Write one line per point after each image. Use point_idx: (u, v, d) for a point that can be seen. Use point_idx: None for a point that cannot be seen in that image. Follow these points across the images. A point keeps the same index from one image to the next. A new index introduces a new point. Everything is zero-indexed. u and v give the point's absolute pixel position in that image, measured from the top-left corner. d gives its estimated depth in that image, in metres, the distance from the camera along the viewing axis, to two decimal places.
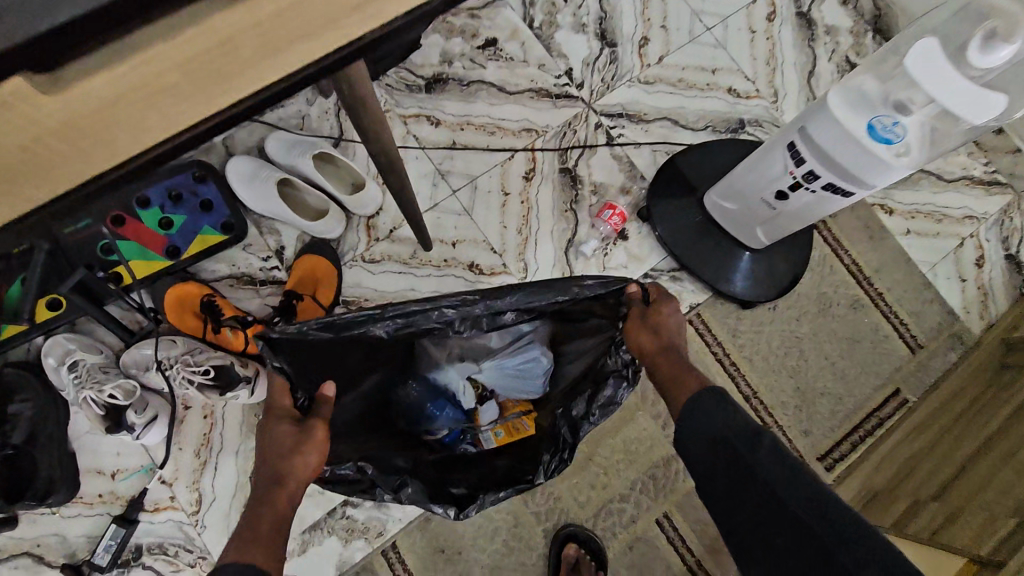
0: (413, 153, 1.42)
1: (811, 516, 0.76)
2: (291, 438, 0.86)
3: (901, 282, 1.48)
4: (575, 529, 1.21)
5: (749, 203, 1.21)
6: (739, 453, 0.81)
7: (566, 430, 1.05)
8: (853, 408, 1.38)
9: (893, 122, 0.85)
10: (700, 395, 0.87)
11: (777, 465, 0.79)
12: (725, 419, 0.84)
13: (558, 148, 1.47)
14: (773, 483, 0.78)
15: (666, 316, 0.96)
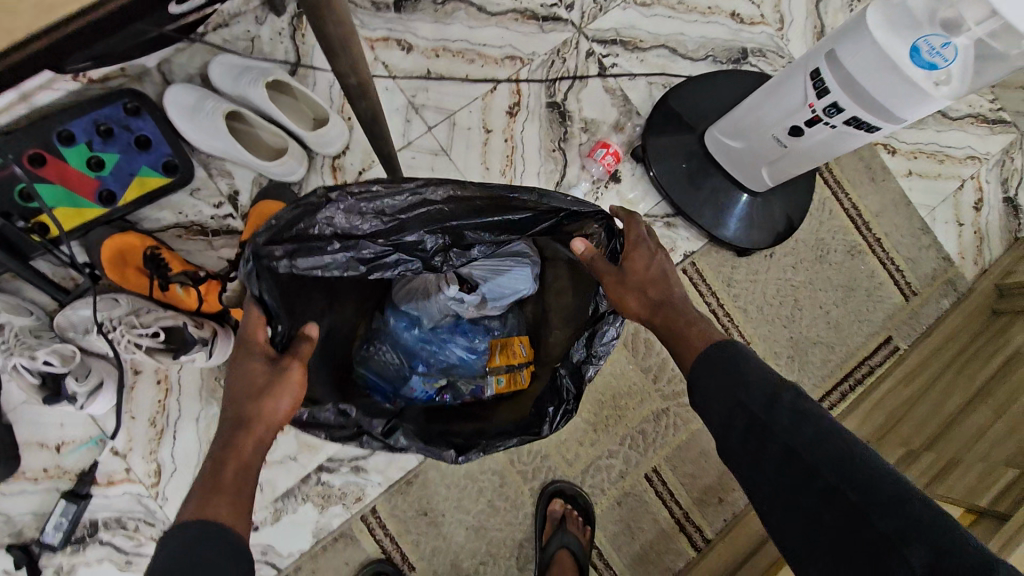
0: (383, 84, 1.25)
1: (840, 480, 0.67)
2: (261, 377, 0.74)
3: (899, 226, 1.42)
4: (562, 485, 1.18)
5: (757, 140, 1.11)
6: (755, 412, 0.73)
7: (568, 380, 0.93)
8: (845, 356, 1.35)
9: (943, 43, 0.75)
10: (707, 352, 0.78)
11: (798, 424, 0.70)
12: (738, 376, 0.75)
13: (545, 79, 1.32)
14: (796, 446, 0.70)
15: (640, 264, 0.86)
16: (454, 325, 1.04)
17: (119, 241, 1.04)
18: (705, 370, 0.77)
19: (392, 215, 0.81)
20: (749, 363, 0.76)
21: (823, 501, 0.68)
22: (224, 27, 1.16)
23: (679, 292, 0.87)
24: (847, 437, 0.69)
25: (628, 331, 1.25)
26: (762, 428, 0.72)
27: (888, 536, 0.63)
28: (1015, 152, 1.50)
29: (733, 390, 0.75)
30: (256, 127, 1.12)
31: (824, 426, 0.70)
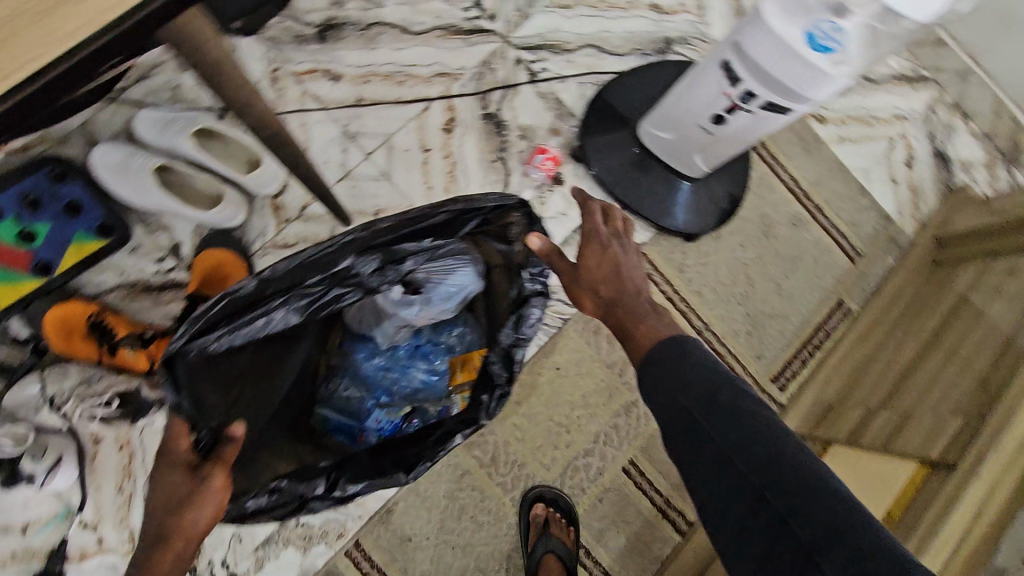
0: (314, 116, 1.24)
1: (767, 487, 0.73)
2: (183, 489, 0.72)
3: (839, 192, 1.46)
4: (542, 489, 1.20)
5: (686, 131, 1.14)
6: (695, 417, 0.79)
7: (500, 367, 0.98)
8: (802, 325, 1.39)
9: (833, 27, 0.80)
10: (654, 352, 0.84)
11: (734, 432, 0.76)
12: (682, 382, 0.81)
13: (477, 91, 1.32)
14: (731, 452, 0.76)
15: (594, 266, 0.92)
16: (411, 347, 1.06)
17: (61, 311, 1.01)
18: (653, 374, 0.83)
19: (318, 270, 0.75)
20: (693, 369, 0.80)
21: (751, 504, 0.75)
22: (143, 79, 1.14)
23: (637, 286, 0.91)
24: (781, 446, 0.74)
25: (589, 329, 1.27)
26: (702, 434, 0.78)
27: (806, 539, 0.70)
28: (937, 106, 1.56)
29: (677, 393, 0.80)
30: (190, 175, 1.10)
31: (760, 434, 0.75)
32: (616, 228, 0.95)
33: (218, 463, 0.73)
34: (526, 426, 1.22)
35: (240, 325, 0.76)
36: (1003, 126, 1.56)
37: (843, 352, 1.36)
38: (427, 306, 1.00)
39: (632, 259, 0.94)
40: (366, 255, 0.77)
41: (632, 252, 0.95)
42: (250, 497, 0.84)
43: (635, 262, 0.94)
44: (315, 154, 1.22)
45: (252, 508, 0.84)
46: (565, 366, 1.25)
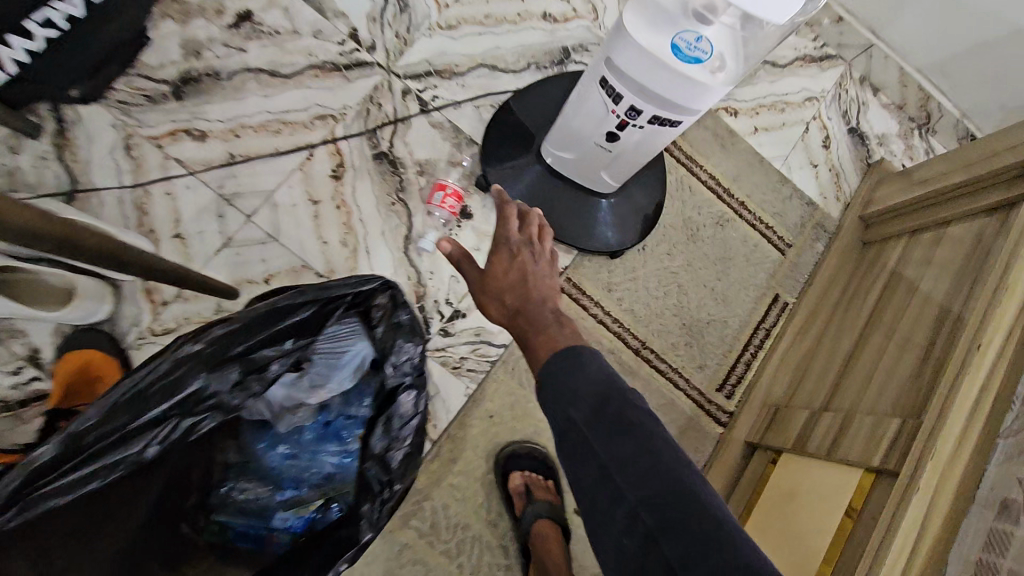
0: (182, 182, 1.12)
1: (642, 503, 0.71)
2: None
3: (759, 184, 1.42)
4: (517, 450, 1.16)
5: (585, 150, 1.07)
6: (581, 434, 0.77)
7: (372, 472, 0.88)
8: (741, 326, 1.32)
9: (696, 38, 0.75)
10: (548, 359, 0.86)
11: (617, 450, 0.74)
12: (574, 399, 0.79)
13: (365, 130, 1.22)
14: (610, 468, 0.74)
15: (501, 272, 0.99)
16: (320, 427, 0.96)
17: None
18: (553, 389, 0.82)
19: (161, 396, 0.65)
20: (586, 387, 0.79)
21: (624, 522, 0.72)
22: None
23: (546, 294, 0.97)
24: (663, 459, 0.72)
25: (519, 368, 1.18)
26: (585, 450, 0.77)
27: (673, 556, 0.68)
28: (847, 82, 1.54)
29: (567, 407, 0.79)
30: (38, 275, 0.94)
31: (644, 449, 0.73)
32: (529, 234, 1.02)
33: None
34: (465, 485, 1.12)
35: (49, 490, 0.58)
36: (913, 96, 1.55)
37: (786, 348, 1.29)
38: (321, 386, 0.95)
39: (545, 269, 1.01)
40: (218, 366, 0.69)
41: (545, 261, 1.01)
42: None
43: (547, 269, 1.01)
44: (188, 225, 1.11)
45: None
46: (500, 414, 1.17)
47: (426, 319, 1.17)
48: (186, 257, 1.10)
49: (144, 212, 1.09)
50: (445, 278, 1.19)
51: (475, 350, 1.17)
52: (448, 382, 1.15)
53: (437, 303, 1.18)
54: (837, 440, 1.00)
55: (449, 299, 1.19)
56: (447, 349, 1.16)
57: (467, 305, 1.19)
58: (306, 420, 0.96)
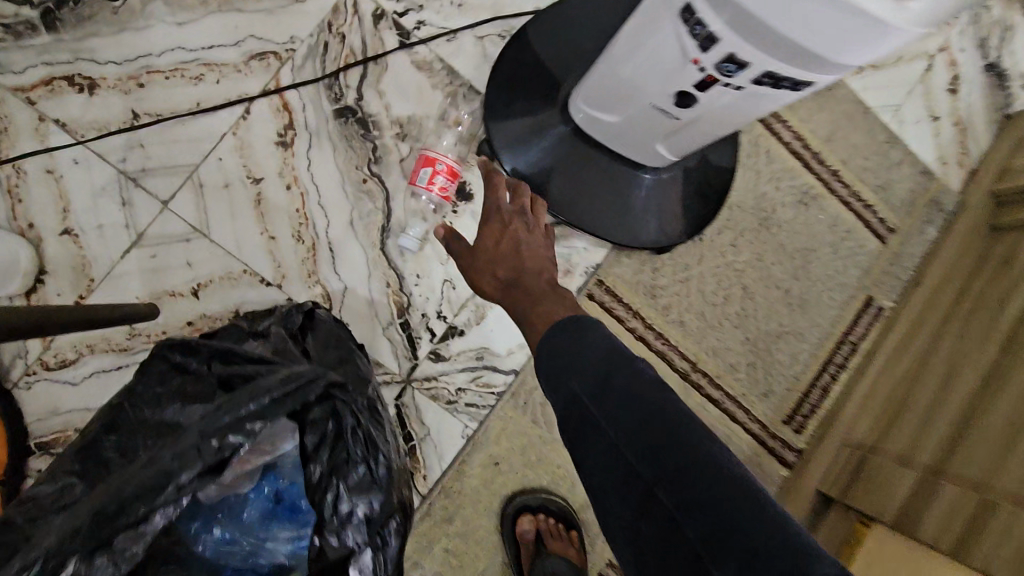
0: (67, 155, 0.81)
1: (655, 478, 0.52)
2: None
3: (860, 147, 1.00)
4: (525, 499, 0.91)
5: (635, 117, 0.72)
6: (582, 402, 0.56)
7: None
8: (821, 341, 0.99)
9: None
10: (549, 334, 0.62)
11: (625, 415, 0.54)
12: (576, 362, 0.58)
13: (321, 74, 0.87)
14: (614, 435, 0.54)
15: (491, 235, 0.73)
16: (268, 502, 0.68)
17: None
18: (548, 357, 0.60)
19: None
20: (594, 349, 0.58)
21: (636, 499, 0.53)
22: None
23: (542, 263, 0.71)
24: (678, 423, 0.53)
25: (533, 401, 0.92)
26: (587, 421, 0.56)
27: (699, 538, 0.49)
28: None
29: (570, 376, 0.58)
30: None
31: (655, 410, 0.53)
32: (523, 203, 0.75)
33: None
34: (463, 549, 0.89)
35: None
36: None
37: (879, 371, 0.98)
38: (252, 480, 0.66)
39: (540, 241, 0.73)
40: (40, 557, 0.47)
41: (541, 236, 0.74)
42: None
43: (539, 241, 0.73)
44: (82, 217, 0.81)
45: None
46: (506, 459, 0.91)
47: (413, 338, 0.89)
48: (83, 261, 0.81)
49: (18, 198, 0.80)
50: (437, 285, 0.90)
51: (476, 378, 0.91)
52: (442, 420, 0.89)
53: (425, 318, 0.89)
54: (965, 538, 0.70)
55: (442, 312, 0.90)
56: (440, 378, 0.90)
57: (465, 320, 0.90)
58: (246, 493, 0.67)
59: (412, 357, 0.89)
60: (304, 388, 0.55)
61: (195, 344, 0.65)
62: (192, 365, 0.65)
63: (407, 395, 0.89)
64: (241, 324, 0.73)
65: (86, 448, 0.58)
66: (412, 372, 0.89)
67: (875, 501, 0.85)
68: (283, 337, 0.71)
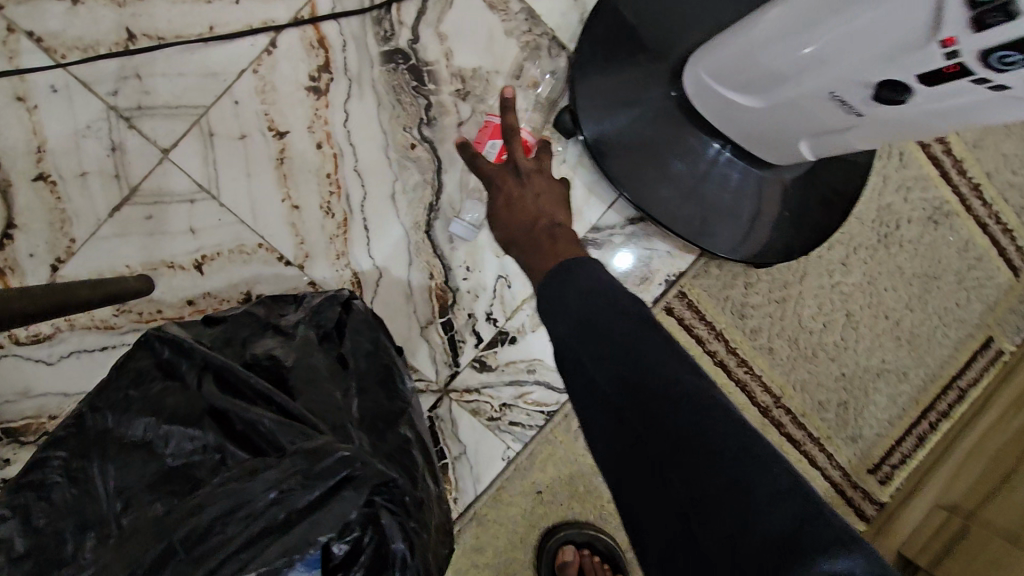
0: (43, 79, 0.64)
1: (628, 403, 0.41)
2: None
3: (1012, 157, 0.83)
4: (573, 532, 0.78)
5: (788, 103, 0.54)
6: (569, 339, 0.46)
7: None
8: (924, 383, 0.85)
9: None
10: (548, 283, 0.50)
11: (606, 347, 0.44)
12: (562, 299, 0.48)
13: (368, 5, 0.69)
14: (595, 367, 0.44)
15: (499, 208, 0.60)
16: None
17: None
18: (539, 302, 0.50)
19: None
20: (587, 282, 0.48)
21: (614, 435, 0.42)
22: None
23: (541, 211, 0.58)
24: (662, 348, 0.43)
25: None
26: (572, 359, 0.46)
27: (669, 464, 0.38)
28: None
29: (559, 314, 0.48)
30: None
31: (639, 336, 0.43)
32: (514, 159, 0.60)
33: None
34: None
35: None
36: None
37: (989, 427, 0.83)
38: None
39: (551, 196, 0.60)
40: None
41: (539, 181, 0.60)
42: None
43: (549, 190, 0.60)
44: (60, 159, 0.65)
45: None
46: (549, 488, 0.78)
47: (455, 342, 0.74)
48: (62, 216, 0.65)
49: None
50: (489, 281, 0.74)
51: (524, 395, 0.77)
52: (482, 439, 0.76)
53: (472, 320, 0.75)
54: None
55: (492, 315, 0.75)
56: (482, 391, 0.76)
57: (519, 325, 0.76)
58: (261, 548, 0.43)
59: (452, 365, 0.74)
60: (339, 503, 0.43)
61: (190, 345, 0.50)
62: (182, 369, 0.50)
63: (443, 407, 0.75)
64: (258, 313, 0.58)
65: (38, 476, 0.43)
66: (451, 381, 0.75)
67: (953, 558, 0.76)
68: (308, 343, 0.55)
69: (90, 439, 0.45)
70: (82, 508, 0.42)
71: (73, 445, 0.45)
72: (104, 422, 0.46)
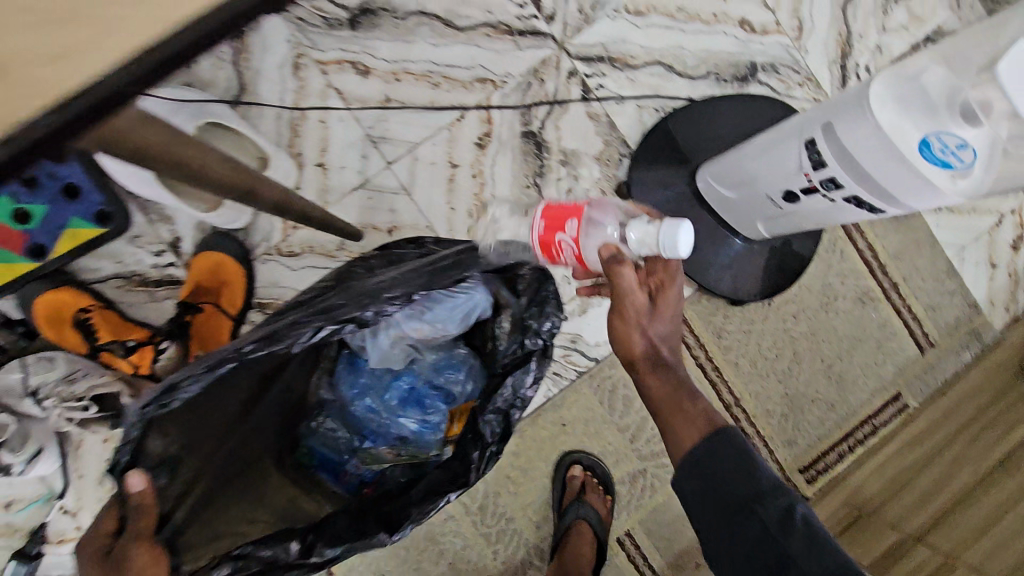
0: (336, 115, 1.13)
1: None
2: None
3: (923, 268, 1.22)
4: (581, 454, 1.13)
5: (749, 196, 0.99)
6: (756, 513, 0.70)
7: (489, 421, 0.85)
8: (848, 414, 1.19)
9: (958, 144, 0.64)
10: (711, 444, 0.73)
11: (799, 538, 0.68)
12: (754, 491, 0.71)
13: (520, 105, 1.18)
14: (797, 560, 0.67)
15: (630, 313, 0.73)
16: (404, 391, 0.91)
17: (51, 301, 0.99)
18: (724, 479, 0.72)
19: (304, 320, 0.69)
20: (768, 477, 0.71)
21: None
22: None
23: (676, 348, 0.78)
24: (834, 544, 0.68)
25: (604, 388, 1.15)
26: (759, 527, 0.70)
27: None
28: None
29: (750, 500, 0.71)
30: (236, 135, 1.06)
31: (818, 530, 0.69)
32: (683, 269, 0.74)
33: (138, 540, 0.63)
34: (521, 479, 1.13)
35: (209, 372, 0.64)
36: None
37: (889, 455, 1.17)
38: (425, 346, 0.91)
39: (674, 323, 0.76)
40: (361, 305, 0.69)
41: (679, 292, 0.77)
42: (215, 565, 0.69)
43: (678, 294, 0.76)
44: (332, 157, 1.13)
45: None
46: (571, 423, 1.14)
47: None
48: (324, 187, 1.12)
49: (296, 133, 1.12)
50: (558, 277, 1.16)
51: (567, 355, 1.14)
52: None
53: None
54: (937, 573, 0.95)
55: None
56: None
57: (571, 309, 1.16)
58: (390, 379, 0.91)
59: None
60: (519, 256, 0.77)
61: (417, 239, 0.91)
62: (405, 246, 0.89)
63: None
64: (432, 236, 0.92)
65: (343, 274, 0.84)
66: None
67: (868, 541, 1.08)
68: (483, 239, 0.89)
69: (358, 262, 0.86)
70: (358, 276, 0.81)
71: (351, 267, 0.85)
72: (366, 261, 0.86)
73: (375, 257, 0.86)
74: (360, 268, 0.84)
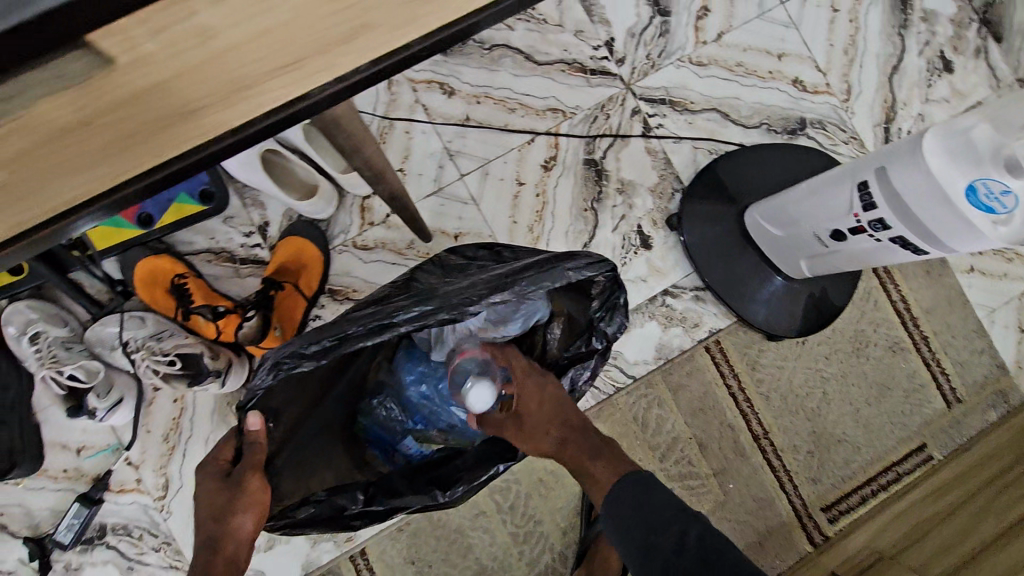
0: (420, 128, 1.25)
1: None
2: (222, 497, 0.74)
3: (953, 325, 1.28)
4: None
5: (796, 235, 1.07)
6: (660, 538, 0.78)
7: None
8: (872, 458, 1.24)
9: (1002, 190, 0.72)
10: (613, 494, 0.82)
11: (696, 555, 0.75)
12: (653, 521, 0.79)
13: (585, 135, 1.28)
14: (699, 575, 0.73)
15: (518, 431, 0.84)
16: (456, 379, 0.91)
17: (152, 265, 1.11)
18: (625, 514, 0.80)
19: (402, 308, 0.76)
20: (664, 506, 0.79)
21: None
22: None
23: (569, 414, 0.86)
24: (730, 554, 0.74)
25: (640, 405, 1.21)
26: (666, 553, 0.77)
27: None
28: None
29: (649, 530, 0.78)
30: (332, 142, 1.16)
31: (713, 544, 0.75)
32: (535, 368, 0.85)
33: (252, 468, 0.74)
34: (552, 484, 1.19)
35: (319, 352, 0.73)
36: None
37: (910, 503, 1.20)
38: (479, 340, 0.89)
39: (556, 405, 0.86)
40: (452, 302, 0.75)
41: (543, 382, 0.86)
42: (298, 506, 0.81)
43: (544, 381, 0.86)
44: (412, 164, 1.24)
45: (301, 517, 0.82)
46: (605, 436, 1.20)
47: None
48: None
49: (382, 140, 1.24)
50: None
51: (607, 371, 1.21)
52: None
53: None
54: None
55: None
56: None
57: None
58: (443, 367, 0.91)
59: None
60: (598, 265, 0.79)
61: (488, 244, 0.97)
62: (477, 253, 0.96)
63: None
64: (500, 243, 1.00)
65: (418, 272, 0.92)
66: None
67: None
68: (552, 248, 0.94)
69: (434, 264, 0.94)
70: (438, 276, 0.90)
71: (429, 267, 0.94)
72: (441, 264, 0.94)
73: (449, 262, 0.94)
74: (437, 269, 0.93)
